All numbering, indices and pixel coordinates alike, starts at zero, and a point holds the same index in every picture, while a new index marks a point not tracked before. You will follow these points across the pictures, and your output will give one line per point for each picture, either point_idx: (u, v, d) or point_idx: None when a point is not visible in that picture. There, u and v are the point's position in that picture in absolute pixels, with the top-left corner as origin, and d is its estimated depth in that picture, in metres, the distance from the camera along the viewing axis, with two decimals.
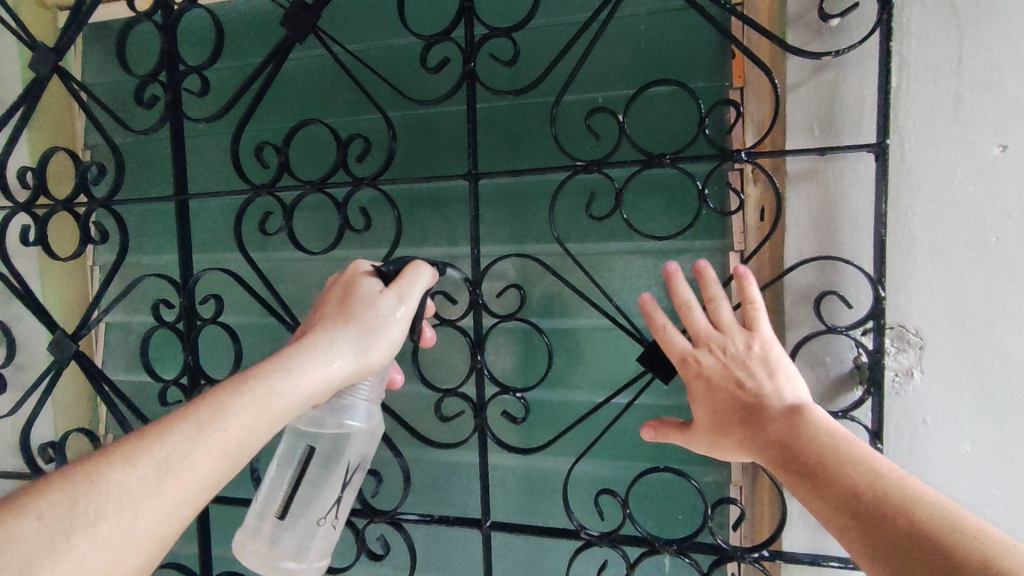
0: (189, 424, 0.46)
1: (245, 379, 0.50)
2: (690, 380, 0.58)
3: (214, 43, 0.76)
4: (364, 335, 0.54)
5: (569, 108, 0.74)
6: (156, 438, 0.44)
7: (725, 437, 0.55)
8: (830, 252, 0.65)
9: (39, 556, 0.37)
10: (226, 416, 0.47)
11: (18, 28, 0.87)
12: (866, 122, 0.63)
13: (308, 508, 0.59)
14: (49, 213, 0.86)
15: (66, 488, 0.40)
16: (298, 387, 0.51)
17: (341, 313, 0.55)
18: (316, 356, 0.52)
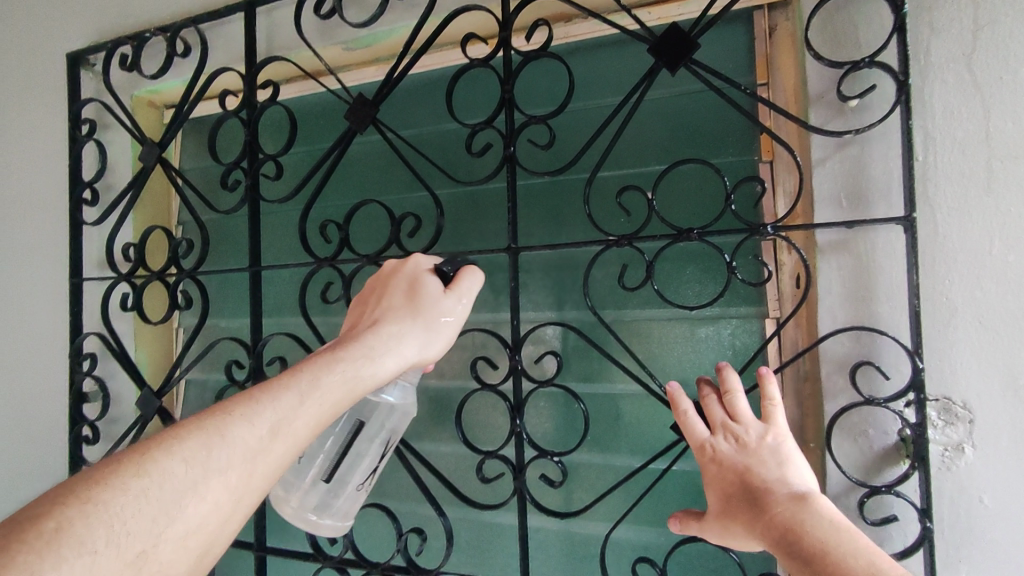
0: (294, 393, 0.49)
1: (337, 356, 0.54)
2: (705, 469, 0.61)
3: (290, 136, 0.87)
4: (430, 329, 0.60)
5: (603, 184, 0.79)
6: (269, 400, 0.48)
7: (736, 528, 0.57)
8: (866, 322, 0.65)
9: (187, 493, 0.41)
10: (324, 389, 0.51)
11: (132, 126, 1.02)
12: (894, 194, 0.63)
13: (349, 472, 0.63)
14: (146, 283, 0.98)
15: (201, 437, 0.44)
16: (377, 373, 0.55)
17: (409, 305, 0.61)
18: (393, 346, 0.57)
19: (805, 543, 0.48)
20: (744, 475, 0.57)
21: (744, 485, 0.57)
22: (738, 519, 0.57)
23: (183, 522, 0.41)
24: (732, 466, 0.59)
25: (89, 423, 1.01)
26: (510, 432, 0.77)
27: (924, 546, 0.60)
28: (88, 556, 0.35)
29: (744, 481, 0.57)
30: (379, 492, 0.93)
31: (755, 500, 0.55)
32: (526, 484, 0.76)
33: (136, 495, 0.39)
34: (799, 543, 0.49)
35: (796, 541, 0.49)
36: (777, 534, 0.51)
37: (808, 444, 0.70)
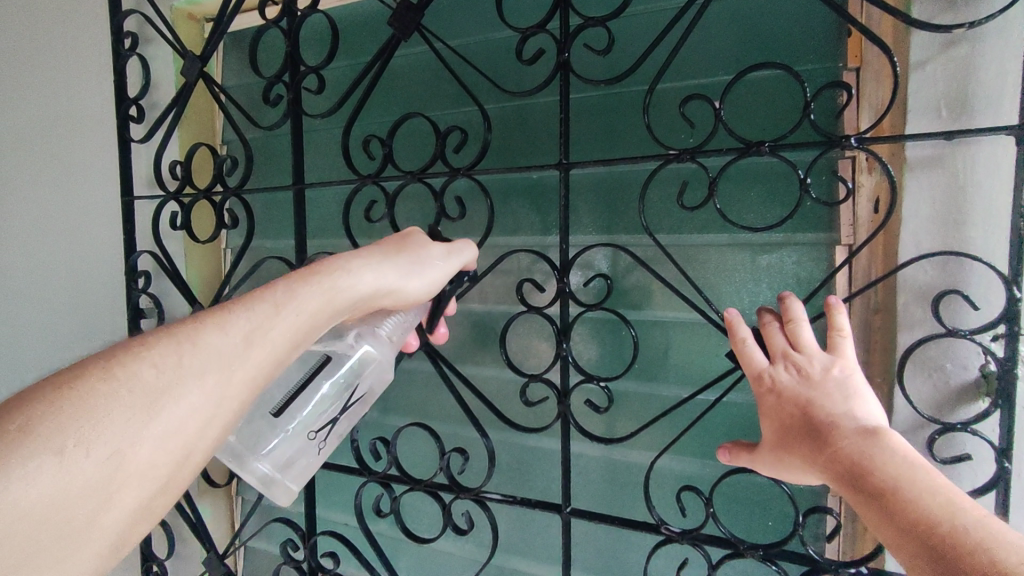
0: (269, 302, 0.47)
1: (313, 270, 0.52)
2: (760, 397, 0.57)
3: (332, 46, 0.83)
4: (416, 261, 0.58)
5: (663, 96, 0.73)
6: (242, 309, 0.46)
7: (793, 459, 0.54)
8: (955, 247, 0.59)
9: (163, 394, 0.39)
10: (301, 299, 0.49)
11: (172, 38, 1.00)
12: (1008, 101, 0.55)
13: (303, 416, 0.60)
14: (192, 200, 0.98)
15: (169, 340, 0.42)
16: (356, 287, 0.53)
17: (398, 241, 0.60)
18: (373, 264, 0.55)
19: (869, 485, 0.45)
20: (796, 413, 0.54)
21: (787, 425, 0.54)
22: (795, 453, 0.53)
23: (161, 425, 0.39)
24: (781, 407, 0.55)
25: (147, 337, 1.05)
26: (556, 356, 0.75)
27: (998, 488, 0.56)
28: (53, 457, 0.34)
29: (804, 414, 0.53)
30: (423, 412, 0.94)
31: (814, 441, 0.51)
32: (569, 408, 0.75)
33: (107, 398, 0.37)
34: (865, 480, 0.46)
35: (863, 480, 0.46)
36: (842, 473, 0.48)
37: (875, 379, 0.66)
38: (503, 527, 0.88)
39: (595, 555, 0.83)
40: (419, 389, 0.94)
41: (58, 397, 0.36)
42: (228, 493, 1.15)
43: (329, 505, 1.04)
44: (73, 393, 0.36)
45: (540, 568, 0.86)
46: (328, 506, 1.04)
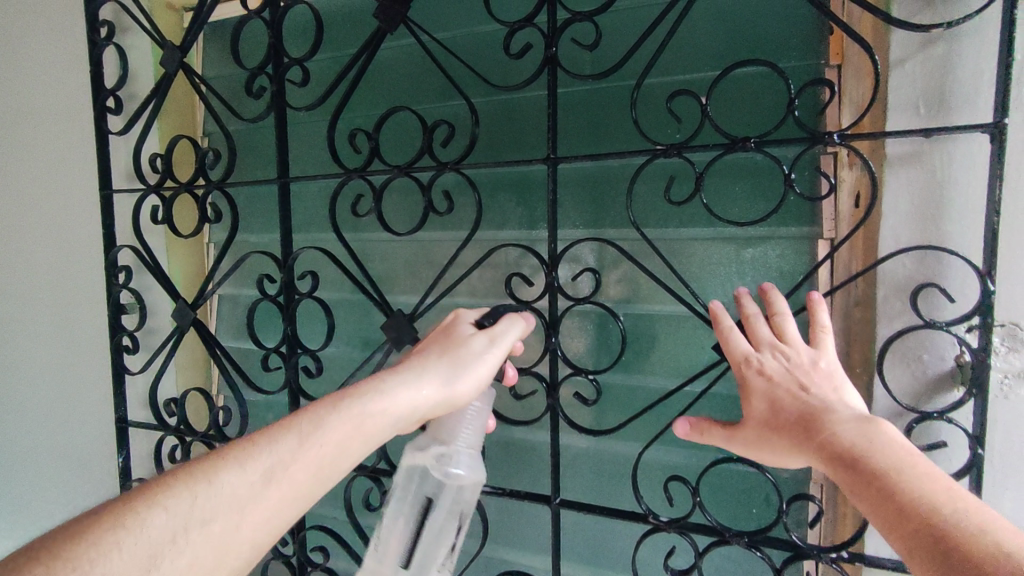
0: (294, 435, 0.49)
1: (344, 395, 0.53)
2: (741, 385, 0.58)
3: (317, 37, 0.83)
4: (458, 362, 0.57)
5: (650, 91, 0.73)
6: (266, 444, 0.48)
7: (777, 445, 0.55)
8: (933, 242, 0.61)
9: (165, 546, 0.40)
10: (326, 429, 0.50)
11: (151, 28, 0.98)
12: (982, 99, 0.57)
13: (424, 551, 0.59)
14: (174, 194, 0.97)
15: (188, 485, 0.44)
16: (389, 410, 0.53)
17: (443, 344, 0.59)
18: (415, 378, 0.55)
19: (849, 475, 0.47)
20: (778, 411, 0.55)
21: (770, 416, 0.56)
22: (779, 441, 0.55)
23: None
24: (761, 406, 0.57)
25: (129, 333, 1.04)
26: (545, 349, 0.75)
27: (970, 473, 0.58)
28: None
29: (788, 405, 0.54)
30: None
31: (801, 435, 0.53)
32: (558, 401, 0.76)
33: (107, 551, 0.38)
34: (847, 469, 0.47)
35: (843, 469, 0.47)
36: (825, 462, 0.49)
37: (855, 369, 0.68)
38: (492, 519, 0.89)
39: (583, 545, 0.84)
40: None
41: (55, 559, 0.37)
42: None
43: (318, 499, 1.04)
44: (82, 545, 0.38)
45: (527, 558, 0.87)
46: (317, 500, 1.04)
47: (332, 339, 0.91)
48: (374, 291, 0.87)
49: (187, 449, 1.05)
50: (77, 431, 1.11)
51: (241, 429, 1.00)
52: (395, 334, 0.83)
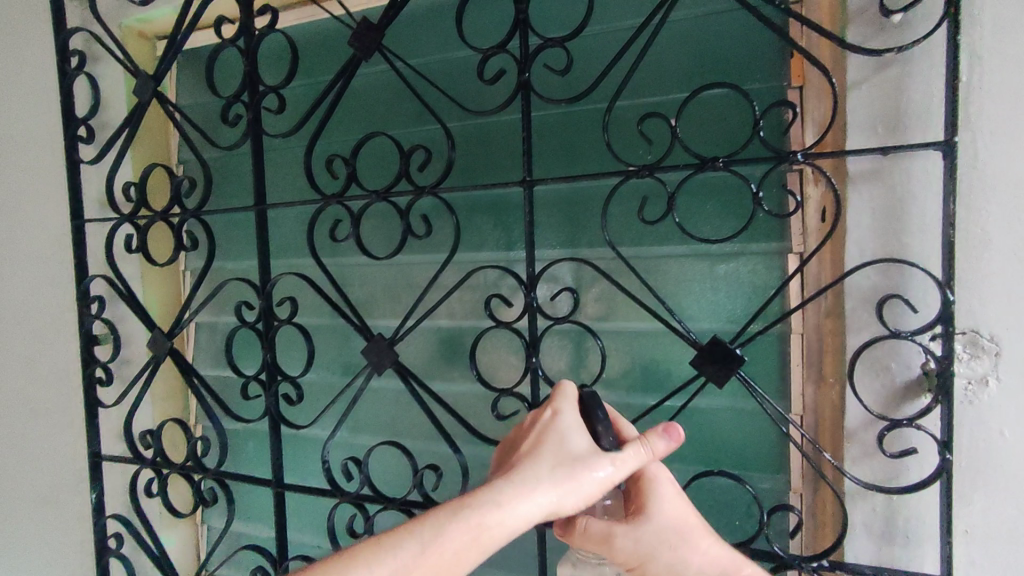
0: (416, 541, 0.51)
1: (465, 502, 0.53)
2: (640, 488, 0.59)
3: (293, 65, 0.84)
4: (574, 477, 0.55)
5: (620, 113, 0.75)
6: (390, 547, 0.51)
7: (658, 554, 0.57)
8: (895, 254, 0.63)
9: None
10: (445, 537, 0.51)
11: (124, 58, 0.98)
12: (934, 118, 0.60)
13: None
14: (149, 223, 0.96)
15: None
16: (507, 525, 0.52)
17: (558, 450, 0.56)
18: (529, 492, 0.54)
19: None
20: (677, 526, 0.58)
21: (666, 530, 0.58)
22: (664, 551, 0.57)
23: None
24: (662, 518, 0.58)
25: (103, 365, 1.02)
26: (526, 369, 0.76)
27: (941, 477, 0.59)
28: None
29: (686, 526, 0.58)
30: (395, 430, 0.95)
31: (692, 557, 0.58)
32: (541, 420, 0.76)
33: None
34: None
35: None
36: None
37: (828, 379, 0.70)
38: None
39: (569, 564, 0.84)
40: (391, 407, 0.95)
41: None
42: (193, 521, 1.13)
43: (301, 528, 1.03)
44: None
45: None
46: (300, 530, 1.03)
47: (312, 364, 0.91)
48: (354, 316, 0.87)
49: (164, 482, 1.02)
50: (50, 466, 1.09)
51: (220, 459, 0.98)
52: (376, 359, 0.83)
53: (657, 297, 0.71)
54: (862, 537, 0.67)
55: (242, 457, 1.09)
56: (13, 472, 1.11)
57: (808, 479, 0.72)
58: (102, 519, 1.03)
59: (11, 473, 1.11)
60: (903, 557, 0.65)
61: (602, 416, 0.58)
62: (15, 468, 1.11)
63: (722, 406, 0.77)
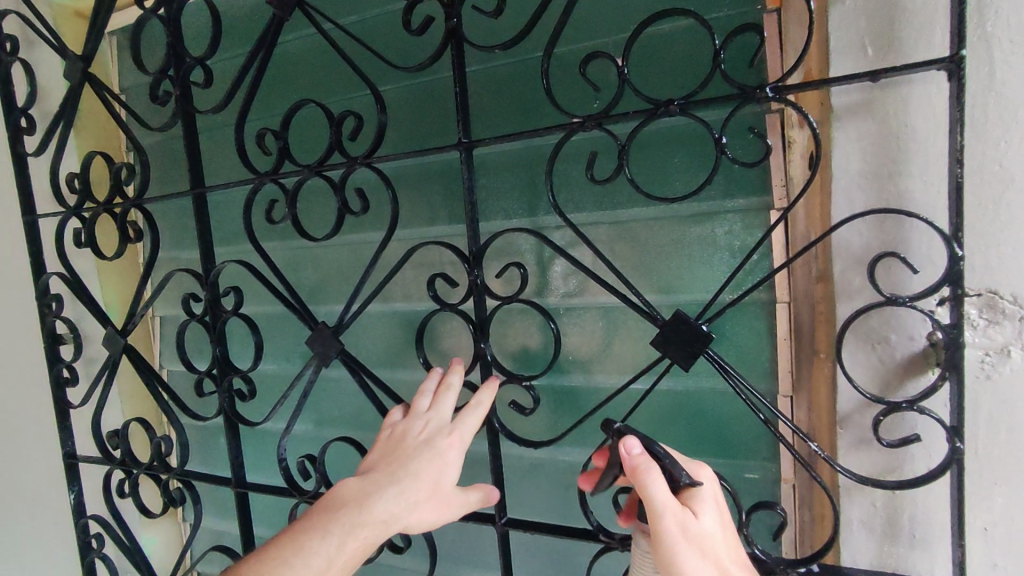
0: (323, 555, 0.55)
1: (364, 512, 0.57)
2: None
3: (213, 32, 0.76)
4: (442, 509, 0.60)
5: (567, 60, 0.65)
6: (299, 561, 0.54)
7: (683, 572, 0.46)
8: (893, 204, 0.53)
9: None
10: (348, 552, 0.56)
11: (53, 37, 0.92)
12: (939, 31, 0.49)
13: None
14: (92, 215, 0.91)
15: None
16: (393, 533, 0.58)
17: (435, 479, 0.60)
18: (413, 507, 0.59)
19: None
20: (706, 539, 0.47)
21: (695, 542, 0.47)
22: (690, 568, 0.46)
23: None
24: (694, 526, 0.48)
25: (66, 364, 0.98)
26: (475, 356, 0.68)
27: (951, 470, 0.49)
28: None
29: None
30: (359, 421, 0.90)
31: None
32: (494, 411, 0.69)
33: None
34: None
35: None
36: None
37: (819, 354, 0.60)
38: (443, 538, 0.83)
39: (540, 563, 0.78)
40: (352, 398, 0.90)
41: None
42: (175, 518, 1.11)
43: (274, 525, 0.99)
44: None
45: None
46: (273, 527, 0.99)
47: (263, 357, 0.85)
48: (294, 299, 0.80)
49: (135, 482, 0.99)
50: (25, 468, 1.07)
51: (183, 459, 0.94)
52: (321, 350, 0.76)
53: (614, 269, 0.61)
54: (860, 535, 0.58)
55: (213, 454, 1.05)
56: None
57: (800, 468, 0.62)
58: (83, 517, 1.00)
59: None
60: (908, 557, 0.56)
61: (663, 450, 0.51)
62: None
63: (700, 389, 0.67)
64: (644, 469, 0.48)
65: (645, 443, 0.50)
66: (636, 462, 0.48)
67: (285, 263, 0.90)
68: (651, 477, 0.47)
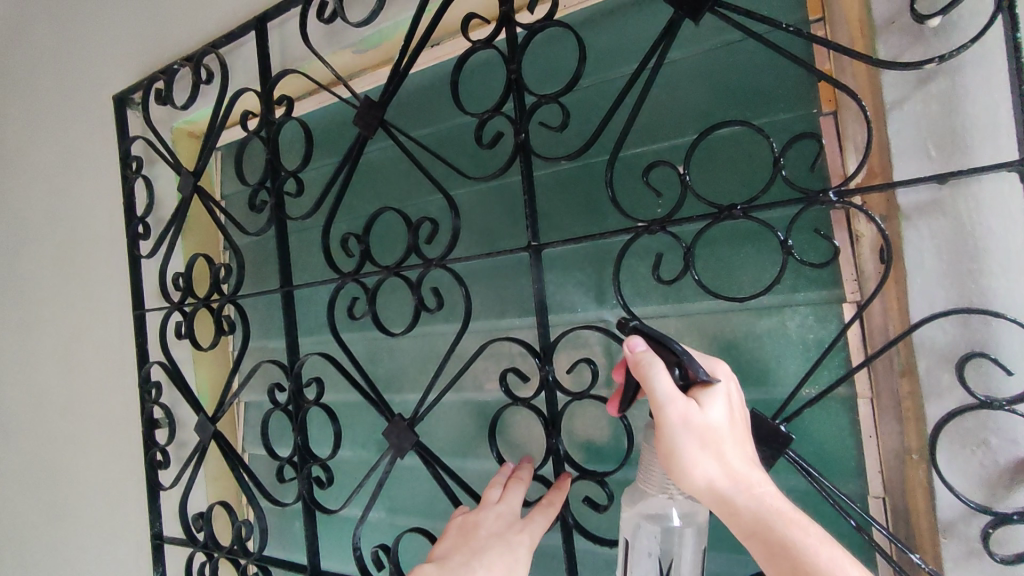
0: None
1: None
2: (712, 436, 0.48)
3: (307, 150, 0.86)
4: None
5: (629, 163, 0.69)
6: None
7: (683, 459, 0.47)
8: (976, 302, 0.51)
9: None
10: None
11: (171, 157, 1.05)
12: (1005, 132, 0.49)
13: None
14: (193, 310, 1.00)
15: None
16: None
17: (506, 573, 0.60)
18: None
19: (732, 526, 0.46)
20: (711, 431, 0.47)
21: (699, 434, 0.46)
22: (691, 456, 0.46)
23: None
24: (701, 418, 0.47)
25: (160, 449, 1.05)
26: (547, 450, 0.69)
27: None
28: None
29: (757, 490, 0.46)
30: (430, 509, 0.91)
31: (722, 474, 0.46)
32: (568, 507, 0.69)
33: None
34: (735, 522, 0.46)
35: (730, 519, 0.46)
36: (712, 507, 0.47)
37: (910, 454, 0.57)
38: None
39: None
40: (423, 485, 0.91)
41: None
42: None
43: None
44: None
45: None
46: None
47: (340, 445, 0.88)
48: (371, 390, 0.85)
49: (215, 566, 1.02)
50: (121, 548, 1.13)
51: (261, 543, 0.97)
52: (397, 441, 0.79)
53: None
54: None
55: (288, 538, 1.08)
56: (95, 554, 1.17)
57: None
58: None
59: (93, 553, 1.17)
60: None
61: (681, 348, 0.49)
62: (97, 551, 1.17)
63: (781, 488, 0.65)
64: (646, 363, 0.48)
65: (659, 340, 0.50)
66: (638, 357, 0.49)
67: (362, 352, 0.96)
68: (651, 369, 0.48)
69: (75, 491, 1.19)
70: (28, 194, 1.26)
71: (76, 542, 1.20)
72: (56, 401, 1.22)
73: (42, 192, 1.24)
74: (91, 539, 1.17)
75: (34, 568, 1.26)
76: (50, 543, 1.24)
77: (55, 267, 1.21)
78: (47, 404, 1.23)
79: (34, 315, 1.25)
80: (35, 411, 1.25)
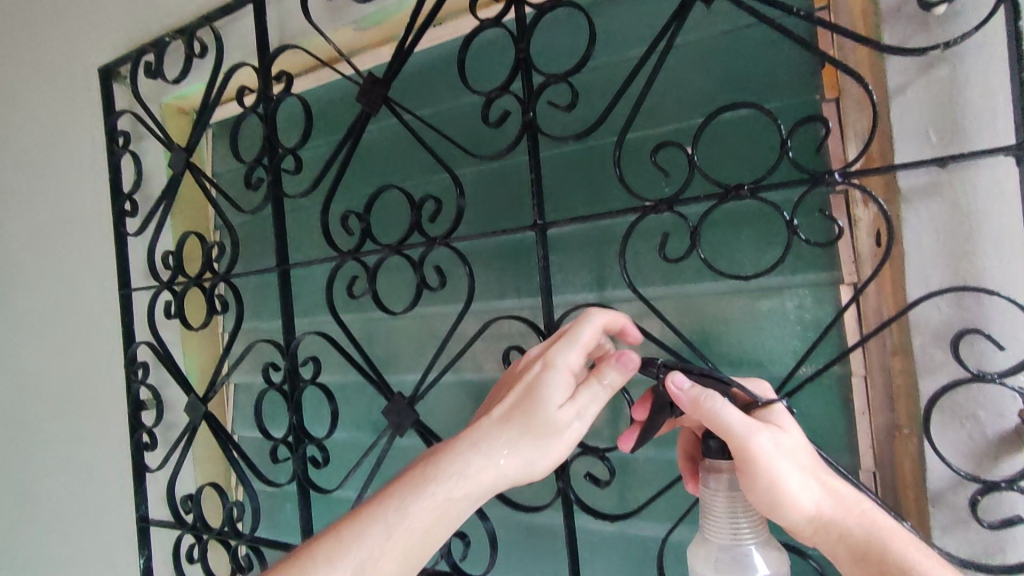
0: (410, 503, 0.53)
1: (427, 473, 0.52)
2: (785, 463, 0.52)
3: (308, 127, 0.85)
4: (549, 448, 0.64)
5: (635, 145, 0.70)
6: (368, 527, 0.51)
7: (787, 490, 0.50)
8: (969, 282, 0.54)
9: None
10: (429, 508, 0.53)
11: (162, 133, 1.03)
12: (1002, 118, 0.51)
13: None
14: (185, 289, 0.98)
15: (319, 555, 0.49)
16: (468, 487, 0.52)
17: None
18: (487, 451, 0.53)
19: (845, 547, 0.50)
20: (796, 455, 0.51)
21: (790, 460, 0.51)
22: (790, 486, 0.50)
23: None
24: (786, 443, 0.51)
25: (147, 429, 1.03)
26: None
27: None
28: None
29: (851, 505, 0.50)
30: None
31: (824, 496, 0.51)
32: (570, 483, 0.70)
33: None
34: (845, 542, 0.50)
35: (840, 541, 0.50)
36: (819, 533, 0.50)
37: (902, 429, 0.60)
38: None
39: None
40: None
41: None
42: None
43: None
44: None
45: None
46: None
47: (337, 425, 0.88)
48: (371, 370, 0.84)
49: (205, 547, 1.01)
50: (106, 532, 1.11)
51: (253, 524, 0.96)
52: (396, 420, 0.79)
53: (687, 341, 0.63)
54: None
55: (279, 520, 1.07)
56: (78, 538, 1.14)
57: None
58: None
59: (76, 539, 1.15)
60: None
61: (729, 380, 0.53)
62: (81, 535, 1.15)
63: None
64: (706, 399, 0.51)
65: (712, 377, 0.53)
66: (694, 396, 0.51)
67: (359, 333, 0.95)
68: (717, 406, 0.50)
69: (57, 475, 1.17)
70: (8, 170, 1.22)
71: (58, 527, 1.17)
72: (37, 383, 1.19)
73: (24, 168, 1.20)
74: (74, 523, 1.15)
75: (13, 554, 1.23)
76: (31, 528, 1.21)
77: (36, 245, 1.18)
78: (27, 386, 1.20)
79: (14, 294, 1.22)
80: (15, 393, 1.22)
